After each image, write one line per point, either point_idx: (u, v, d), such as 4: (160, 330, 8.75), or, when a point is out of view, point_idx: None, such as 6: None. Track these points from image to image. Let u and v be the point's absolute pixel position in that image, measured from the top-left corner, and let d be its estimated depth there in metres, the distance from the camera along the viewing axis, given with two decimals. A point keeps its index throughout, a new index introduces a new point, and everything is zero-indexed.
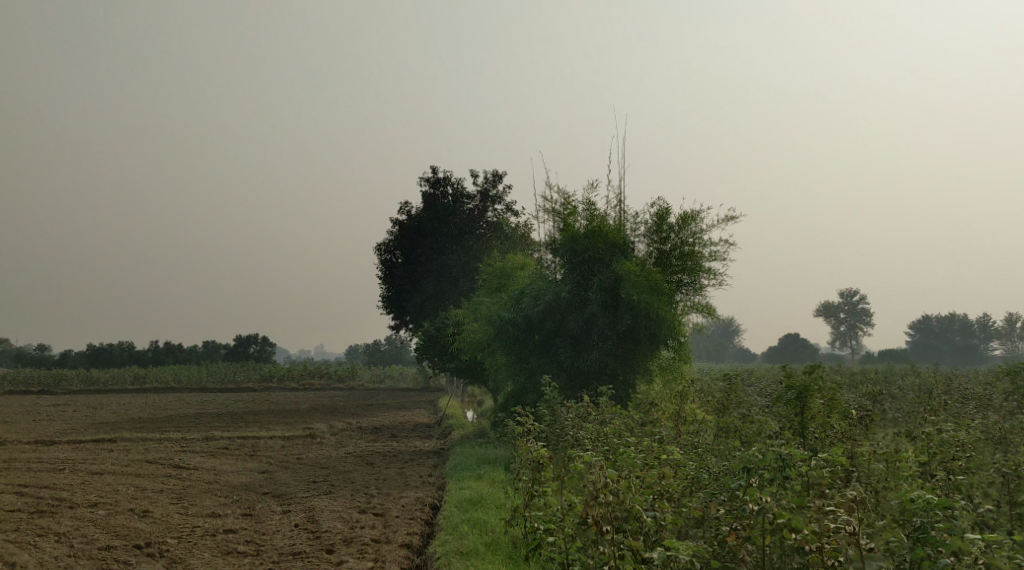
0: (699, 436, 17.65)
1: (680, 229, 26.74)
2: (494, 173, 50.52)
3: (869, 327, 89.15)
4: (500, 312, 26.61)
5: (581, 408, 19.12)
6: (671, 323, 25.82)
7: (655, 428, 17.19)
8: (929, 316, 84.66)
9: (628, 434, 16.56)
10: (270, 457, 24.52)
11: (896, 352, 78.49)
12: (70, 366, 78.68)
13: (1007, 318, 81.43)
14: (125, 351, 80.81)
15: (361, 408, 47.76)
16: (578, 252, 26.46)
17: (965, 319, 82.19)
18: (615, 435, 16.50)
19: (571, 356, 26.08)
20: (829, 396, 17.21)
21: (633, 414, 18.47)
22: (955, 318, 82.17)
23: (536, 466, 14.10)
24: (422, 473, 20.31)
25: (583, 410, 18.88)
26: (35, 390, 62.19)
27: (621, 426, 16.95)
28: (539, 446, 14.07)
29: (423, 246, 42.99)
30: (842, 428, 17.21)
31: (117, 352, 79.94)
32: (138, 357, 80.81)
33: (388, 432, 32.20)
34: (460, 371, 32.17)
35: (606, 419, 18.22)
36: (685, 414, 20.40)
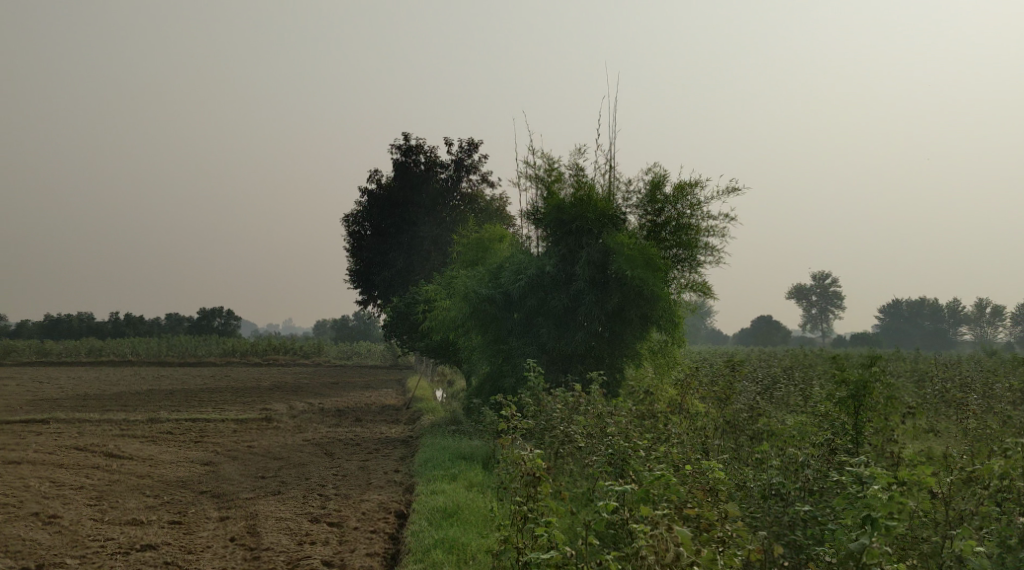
0: (709, 435, 15.26)
1: (677, 199, 24.30)
2: (470, 141, 47.85)
3: (840, 310, 87.18)
4: (476, 288, 24.09)
5: (572, 399, 16.63)
6: (667, 302, 23.38)
7: (660, 427, 14.78)
8: (900, 300, 82.53)
9: (632, 433, 14.12)
10: (218, 444, 22.03)
11: (869, 336, 76.46)
12: (25, 336, 75.52)
13: (979, 303, 79.45)
14: (83, 322, 77.80)
15: (326, 386, 45.19)
16: (564, 222, 23.96)
17: (936, 303, 80.02)
18: (618, 435, 14.08)
19: (554, 336, 23.61)
20: (887, 393, 14.84)
21: (632, 408, 16.05)
22: (927, 302, 80.07)
23: (530, 479, 11.61)
24: (389, 468, 17.79)
25: (572, 402, 16.45)
26: None
27: (623, 424, 14.49)
28: (536, 454, 11.55)
29: (393, 217, 40.34)
30: (879, 428, 14.86)
31: (75, 323, 76.85)
32: (97, 328, 77.75)
33: (353, 416, 29.68)
34: (429, 350, 29.64)
35: (603, 415, 15.75)
36: (688, 407, 18.00)
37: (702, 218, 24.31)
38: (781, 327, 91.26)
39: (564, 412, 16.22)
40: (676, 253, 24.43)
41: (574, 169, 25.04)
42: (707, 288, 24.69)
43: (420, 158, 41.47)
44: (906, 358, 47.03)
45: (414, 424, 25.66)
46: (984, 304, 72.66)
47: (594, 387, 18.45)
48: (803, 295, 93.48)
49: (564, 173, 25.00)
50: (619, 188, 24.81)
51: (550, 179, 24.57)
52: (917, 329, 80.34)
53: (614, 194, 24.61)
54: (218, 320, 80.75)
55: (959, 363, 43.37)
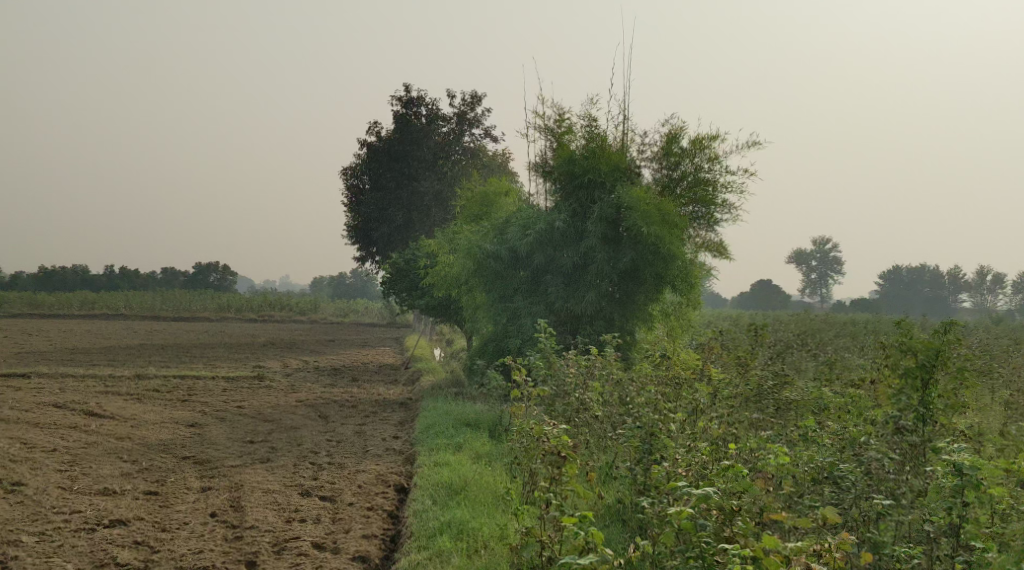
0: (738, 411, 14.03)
1: (695, 153, 22.98)
2: (473, 94, 46.34)
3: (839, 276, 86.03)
4: (481, 243, 22.78)
5: (587, 363, 15.35)
6: (683, 261, 22.10)
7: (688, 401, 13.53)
8: (900, 266, 81.13)
9: (659, 407, 12.83)
10: (206, 403, 20.85)
11: (870, 302, 75.20)
12: (18, 288, 74.15)
13: (981, 271, 78.18)
14: (78, 275, 76.45)
15: (321, 344, 43.93)
16: (576, 175, 22.59)
17: (937, 271, 78.55)
18: (645, 407, 12.82)
19: (563, 296, 22.30)
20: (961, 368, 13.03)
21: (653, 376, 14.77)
22: (928, 269, 78.69)
23: (555, 459, 10.57)
24: (387, 434, 16.57)
25: (587, 367, 15.17)
26: None
27: (647, 397, 13.21)
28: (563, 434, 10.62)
29: (393, 172, 38.86)
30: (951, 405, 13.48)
31: (69, 276, 75.48)
32: (90, 281, 76.38)
33: (349, 375, 28.44)
34: (429, 308, 28.34)
35: (620, 382, 14.48)
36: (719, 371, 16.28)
37: (721, 174, 22.99)
38: (781, 292, 90.09)
39: (578, 378, 14.95)
40: (692, 210, 23.11)
41: (585, 120, 23.65)
42: (724, 248, 23.38)
43: (420, 111, 39.97)
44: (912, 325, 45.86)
45: (414, 386, 24.43)
46: (987, 272, 71.36)
47: (607, 351, 17.19)
48: (804, 261, 92.10)
49: (575, 124, 23.62)
50: (633, 140, 23.46)
51: (560, 130, 23.20)
52: (918, 297, 79.04)
53: (628, 146, 23.25)
54: (214, 275, 79.41)
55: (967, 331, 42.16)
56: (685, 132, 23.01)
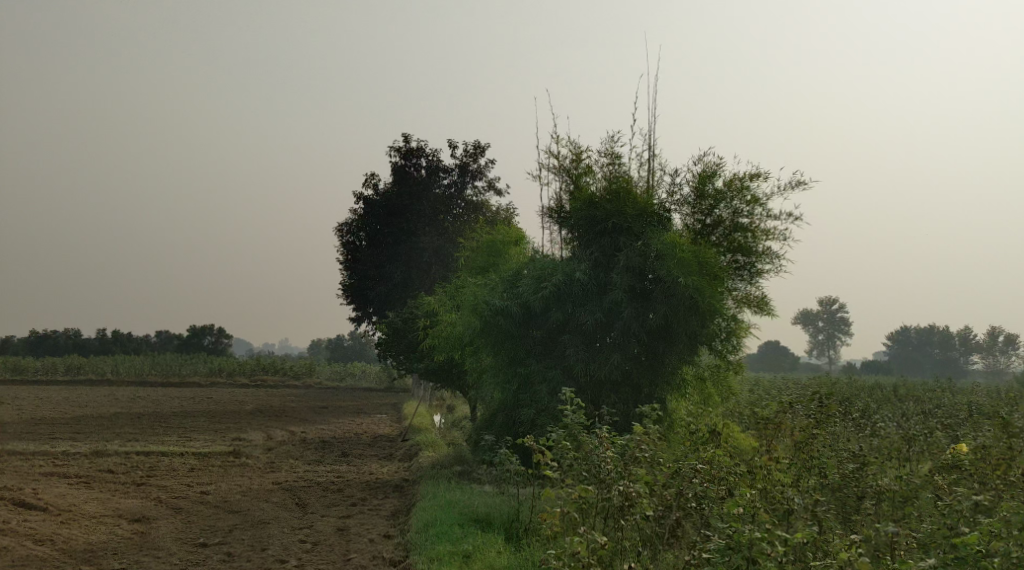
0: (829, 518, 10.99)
1: (735, 194, 19.62)
2: (475, 144, 43.55)
3: (847, 337, 82.43)
4: (488, 298, 19.66)
5: (630, 441, 12.12)
6: (723, 317, 18.95)
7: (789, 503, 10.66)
8: (907, 326, 76.95)
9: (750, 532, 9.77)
10: (165, 491, 17.75)
11: (880, 364, 71.48)
12: (9, 353, 71.06)
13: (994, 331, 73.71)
14: (70, 339, 73.41)
15: (313, 411, 40.63)
16: (596, 219, 19.59)
17: (945, 332, 74.31)
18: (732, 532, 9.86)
19: (583, 359, 19.10)
20: None
21: (710, 459, 11.56)
22: (936, 330, 74.23)
23: None
24: (376, 531, 13.39)
25: (628, 451, 11.94)
26: None
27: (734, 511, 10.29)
28: None
29: (391, 227, 35.93)
30: None
31: (61, 340, 72.43)
32: (82, 345, 73.26)
33: (340, 448, 25.17)
34: (429, 372, 25.16)
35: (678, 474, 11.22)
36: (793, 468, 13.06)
37: (765, 219, 19.54)
38: (790, 355, 86.46)
39: (622, 463, 11.68)
40: (732, 260, 19.67)
41: (607, 158, 20.65)
42: (770, 305, 19.81)
43: (421, 163, 37.16)
44: (941, 389, 42.18)
45: (411, 464, 21.20)
46: (1000, 330, 67.36)
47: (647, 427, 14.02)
48: (811, 320, 88.55)
49: (595, 164, 20.65)
50: (662, 181, 20.34)
51: (577, 170, 20.26)
52: (927, 359, 74.18)
53: (656, 188, 20.10)
54: (210, 338, 76.26)
55: (1006, 394, 38.55)
56: (722, 171, 19.72)
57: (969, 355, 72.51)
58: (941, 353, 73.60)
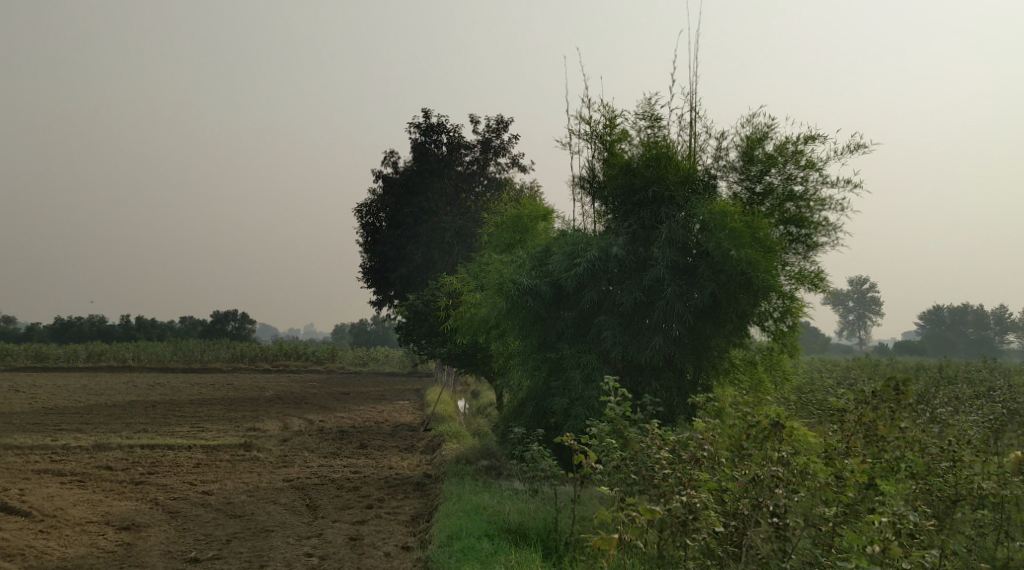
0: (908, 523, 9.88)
1: (788, 159, 17.70)
2: (498, 120, 41.73)
3: (878, 318, 80.09)
4: (515, 276, 17.89)
5: (687, 441, 10.55)
6: (777, 295, 16.99)
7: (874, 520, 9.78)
8: (939, 305, 74.57)
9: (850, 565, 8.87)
10: (164, 491, 16.17)
11: (913, 345, 69.21)
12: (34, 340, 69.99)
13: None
14: (95, 325, 72.22)
15: (335, 398, 39.05)
16: (635, 187, 17.75)
17: (979, 311, 71.89)
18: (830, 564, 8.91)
19: (621, 342, 17.33)
20: None
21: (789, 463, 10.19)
22: (972, 309, 71.65)
23: None
24: (392, 542, 11.74)
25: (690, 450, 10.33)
26: None
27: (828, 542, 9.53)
28: None
29: (411, 207, 34.24)
30: None
31: (86, 326, 71.25)
32: (107, 332, 72.06)
33: (359, 439, 23.54)
34: (452, 357, 23.43)
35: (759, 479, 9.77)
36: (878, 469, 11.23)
37: (822, 185, 17.58)
38: (821, 336, 84.20)
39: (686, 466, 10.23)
40: (785, 232, 17.66)
41: (645, 121, 18.80)
42: (829, 283, 17.74)
43: (441, 140, 35.44)
44: (987, 372, 40.03)
45: (435, 457, 19.53)
46: None
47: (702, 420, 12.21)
48: (842, 300, 86.23)
49: (631, 127, 18.79)
50: (707, 147, 18.46)
51: (611, 134, 18.42)
52: (962, 340, 71.63)
53: (700, 153, 18.22)
54: (233, 323, 74.96)
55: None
56: (774, 133, 17.81)
57: (1006, 334, 69.98)
58: (976, 332, 71.19)
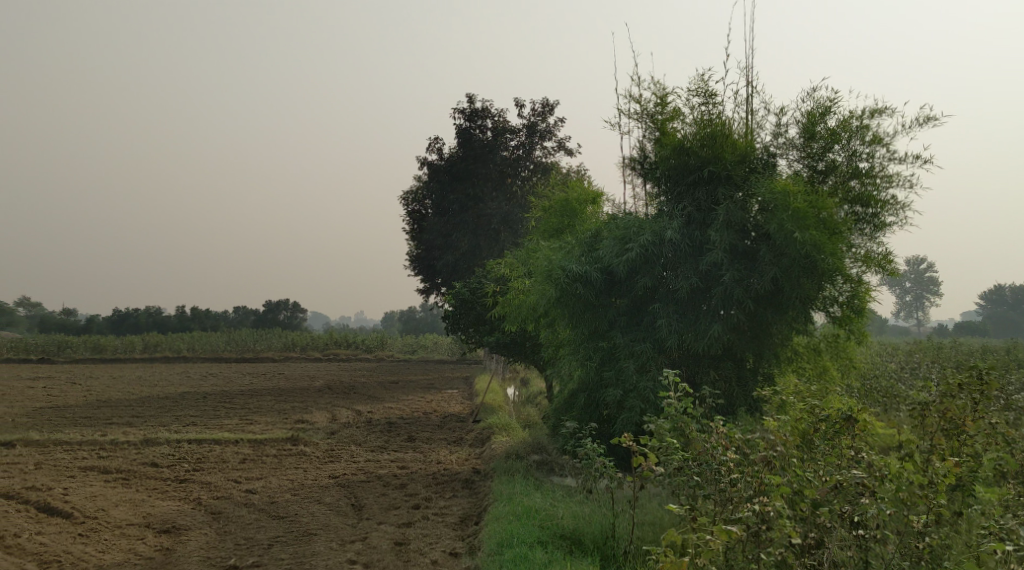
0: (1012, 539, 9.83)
1: (853, 134, 16.84)
2: (544, 103, 40.92)
3: (938, 298, 78.16)
4: (564, 263, 17.17)
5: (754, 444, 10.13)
6: (844, 278, 16.25)
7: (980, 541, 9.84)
8: (1001, 284, 72.54)
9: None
10: (208, 490, 15.71)
11: (975, 324, 67.38)
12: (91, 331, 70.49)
13: None
14: (150, 316, 72.59)
15: (384, 387, 38.60)
16: (689, 167, 16.94)
17: None
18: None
19: (676, 331, 16.56)
20: None
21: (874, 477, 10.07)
22: None
23: None
24: (441, 548, 11.14)
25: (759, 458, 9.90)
26: (34, 359, 53.85)
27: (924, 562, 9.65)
28: None
29: (456, 193, 33.60)
30: None
31: (141, 317, 71.61)
32: (162, 322, 72.41)
33: (407, 431, 22.99)
34: (500, 346, 22.75)
35: (841, 485, 9.84)
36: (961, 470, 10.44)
37: (889, 161, 16.72)
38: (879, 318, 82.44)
39: (758, 468, 9.92)
40: (850, 211, 16.81)
41: (697, 98, 17.95)
42: (897, 264, 16.93)
43: (486, 125, 34.74)
44: None
45: (484, 451, 18.88)
46: None
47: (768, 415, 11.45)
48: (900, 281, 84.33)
49: (684, 105, 17.95)
50: (764, 123, 17.61)
51: (663, 113, 17.61)
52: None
53: (757, 129, 17.38)
54: (284, 312, 74.97)
55: None
56: (836, 107, 16.94)
57: None
58: None
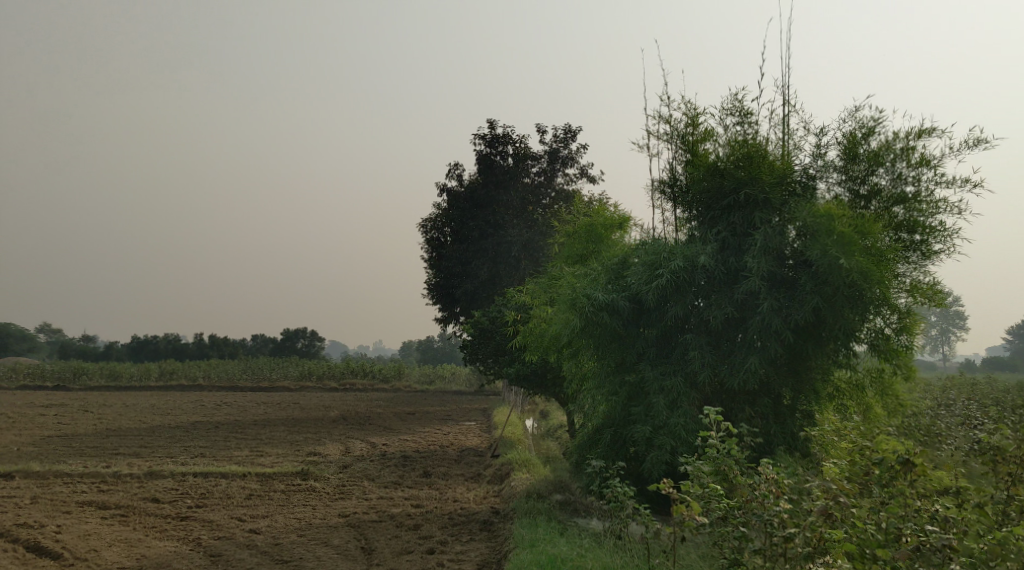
0: None
1: (898, 156, 15.86)
2: (567, 129, 40.07)
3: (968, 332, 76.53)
4: (589, 290, 16.21)
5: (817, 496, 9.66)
6: (891, 309, 15.24)
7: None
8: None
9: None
10: (210, 529, 14.74)
11: (1006, 360, 65.81)
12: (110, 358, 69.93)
13: None
14: (169, 343, 71.94)
15: (400, 418, 37.61)
16: (724, 190, 15.98)
17: None
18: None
19: (709, 364, 15.54)
20: None
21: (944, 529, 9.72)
22: None
23: None
24: None
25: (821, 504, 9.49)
26: (50, 386, 53.14)
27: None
28: None
29: (476, 221, 32.71)
30: None
31: (161, 344, 70.96)
32: (181, 350, 71.73)
33: (423, 466, 21.98)
34: (520, 378, 21.76)
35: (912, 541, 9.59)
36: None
37: (937, 185, 15.73)
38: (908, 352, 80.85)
39: (813, 521, 9.38)
40: (896, 238, 15.81)
41: (731, 118, 17.01)
42: (946, 295, 15.89)
43: (507, 151, 33.91)
44: None
45: (503, 489, 17.87)
46: None
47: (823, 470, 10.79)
48: None
49: (717, 125, 17.00)
50: (802, 145, 16.65)
51: (694, 133, 16.67)
52: None
53: (795, 151, 16.41)
54: (302, 341, 74.15)
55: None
56: (880, 128, 15.98)
57: None
58: None
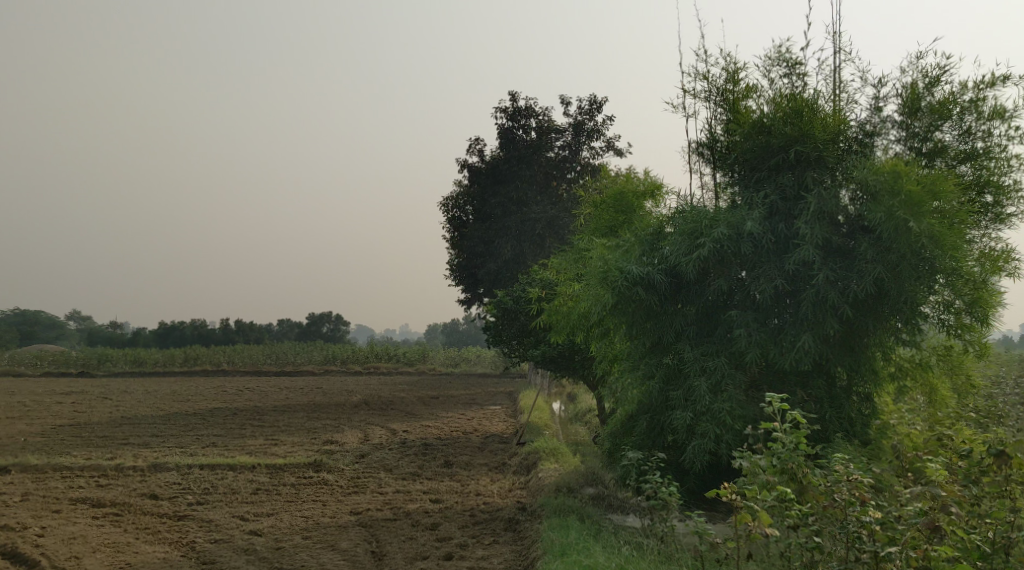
0: None
1: (966, 109, 14.18)
2: (592, 101, 38.46)
3: None
4: (622, 263, 14.67)
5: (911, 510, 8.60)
6: (963, 278, 13.62)
7: None
8: None
9: None
10: (208, 531, 13.37)
11: None
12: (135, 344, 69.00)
13: None
14: (194, 328, 70.95)
15: (424, 402, 36.27)
16: (771, 149, 14.36)
17: None
18: None
19: (757, 342, 13.96)
20: None
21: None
22: None
23: None
24: None
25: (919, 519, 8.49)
26: (73, 373, 52.20)
27: None
28: None
29: (499, 197, 31.22)
30: None
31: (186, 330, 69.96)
32: (205, 335, 70.72)
33: (444, 455, 20.58)
34: (546, 361, 20.27)
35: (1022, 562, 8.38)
36: None
37: (1011, 139, 14.07)
38: None
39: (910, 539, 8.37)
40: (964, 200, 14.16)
41: (778, 71, 15.38)
42: (1021, 262, 14.26)
43: (530, 124, 32.37)
44: None
45: (529, 481, 16.40)
46: None
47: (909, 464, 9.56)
48: None
49: (762, 79, 15.37)
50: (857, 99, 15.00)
51: (736, 89, 15.06)
52: None
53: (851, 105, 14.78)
54: (327, 325, 72.99)
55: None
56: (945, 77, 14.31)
57: None
58: None
